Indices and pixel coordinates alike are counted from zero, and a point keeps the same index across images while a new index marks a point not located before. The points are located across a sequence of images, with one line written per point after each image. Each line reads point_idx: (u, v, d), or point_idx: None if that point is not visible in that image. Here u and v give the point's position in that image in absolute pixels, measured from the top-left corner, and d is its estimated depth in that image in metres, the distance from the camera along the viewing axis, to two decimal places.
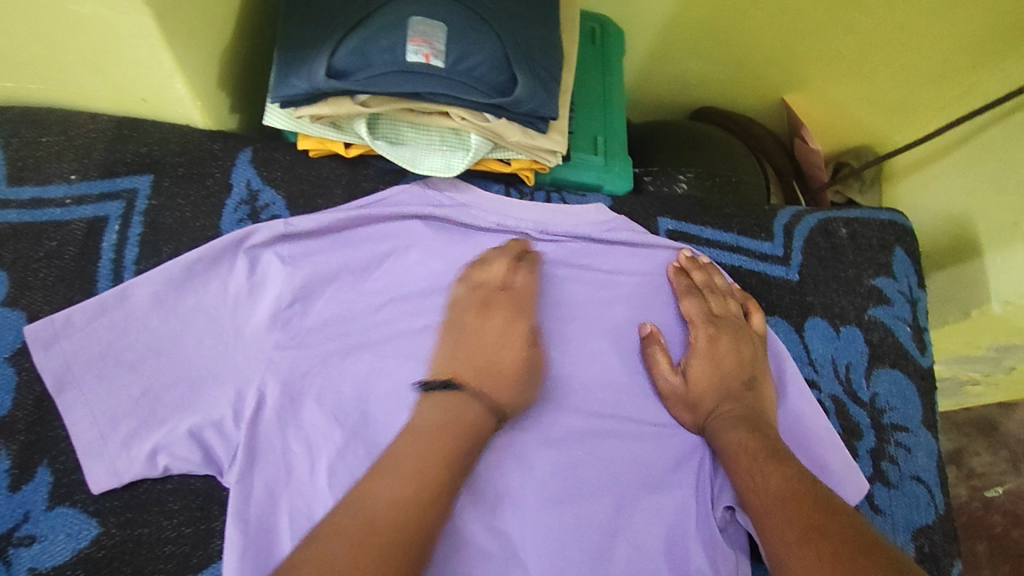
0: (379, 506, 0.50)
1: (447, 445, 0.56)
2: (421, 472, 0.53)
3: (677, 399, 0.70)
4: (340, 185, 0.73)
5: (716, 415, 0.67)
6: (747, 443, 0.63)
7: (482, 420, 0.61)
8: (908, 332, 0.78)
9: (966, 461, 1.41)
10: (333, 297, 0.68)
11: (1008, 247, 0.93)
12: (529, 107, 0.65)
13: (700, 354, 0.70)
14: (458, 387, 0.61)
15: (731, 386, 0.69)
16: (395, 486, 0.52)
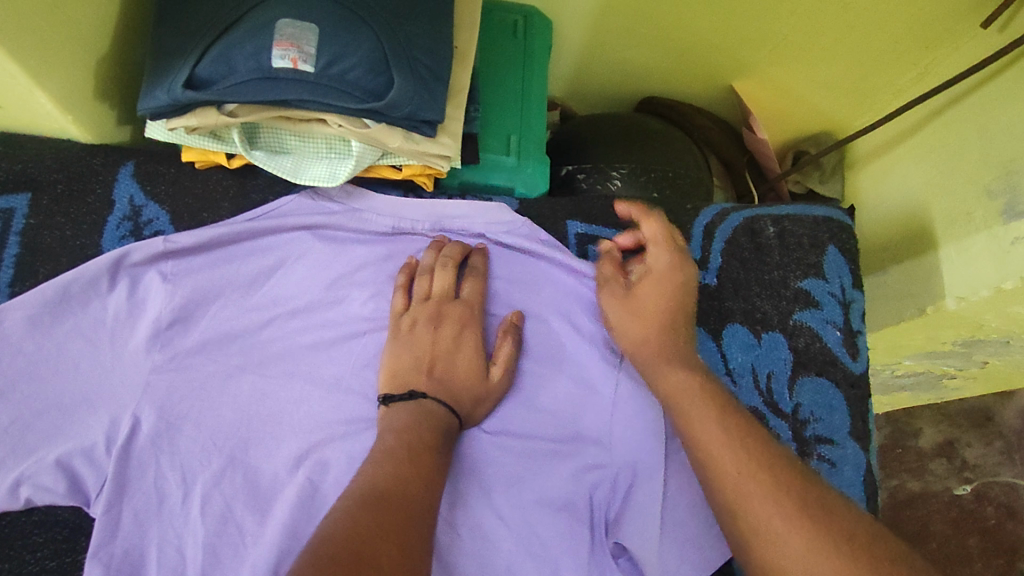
0: (382, 482, 0.52)
1: (422, 437, 0.58)
2: (412, 459, 0.55)
3: (617, 307, 0.65)
4: (227, 197, 0.70)
5: (659, 338, 0.62)
6: (690, 384, 0.58)
7: (451, 425, 0.61)
8: (837, 338, 0.73)
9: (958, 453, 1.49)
10: (214, 316, 0.66)
11: (961, 239, 0.88)
12: (408, 110, 0.61)
13: (654, 275, 0.65)
14: (424, 396, 0.61)
15: (675, 314, 0.63)
16: (385, 469, 0.54)
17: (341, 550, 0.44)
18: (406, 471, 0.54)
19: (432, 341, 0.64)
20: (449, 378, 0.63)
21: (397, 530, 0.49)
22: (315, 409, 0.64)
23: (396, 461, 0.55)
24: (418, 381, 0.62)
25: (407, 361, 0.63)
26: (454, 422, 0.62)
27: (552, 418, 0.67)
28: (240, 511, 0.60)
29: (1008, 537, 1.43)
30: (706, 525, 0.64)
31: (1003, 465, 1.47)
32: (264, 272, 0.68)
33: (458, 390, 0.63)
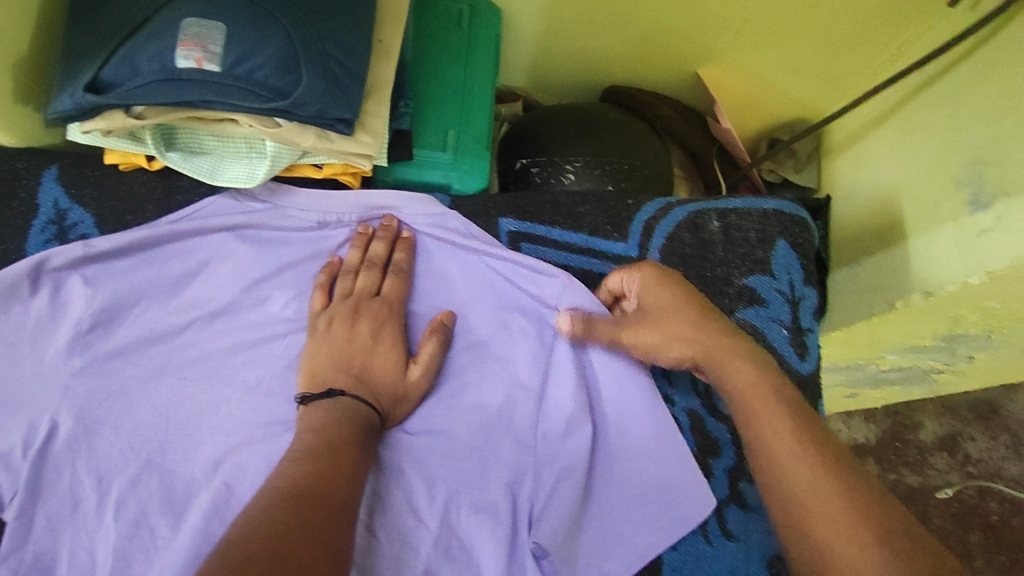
0: (303, 481, 0.52)
1: (344, 435, 0.57)
2: (335, 456, 0.55)
3: (653, 321, 0.61)
4: (152, 199, 0.69)
5: (704, 323, 0.59)
6: (758, 379, 0.57)
7: (374, 424, 0.60)
8: (783, 336, 0.70)
9: (962, 447, 1.46)
10: (136, 321, 0.66)
11: (928, 229, 0.84)
12: (317, 109, 0.60)
13: (650, 283, 0.62)
14: (341, 394, 0.60)
15: (698, 305, 0.60)
16: (308, 466, 0.53)
17: (263, 549, 0.44)
18: (327, 467, 0.54)
19: (347, 340, 0.63)
20: (369, 374, 0.62)
21: (320, 527, 0.48)
22: (234, 413, 0.64)
23: (318, 458, 0.54)
24: (338, 381, 0.61)
25: (325, 362, 0.62)
26: (376, 421, 0.60)
27: (475, 419, 0.65)
28: (154, 515, 0.59)
29: (1013, 534, 1.40)
30: (635, 522, 0.63)
31: (1008, 460, 1.45)
32: (188, 274, 0.67)
33: (375, 389, 0.62)
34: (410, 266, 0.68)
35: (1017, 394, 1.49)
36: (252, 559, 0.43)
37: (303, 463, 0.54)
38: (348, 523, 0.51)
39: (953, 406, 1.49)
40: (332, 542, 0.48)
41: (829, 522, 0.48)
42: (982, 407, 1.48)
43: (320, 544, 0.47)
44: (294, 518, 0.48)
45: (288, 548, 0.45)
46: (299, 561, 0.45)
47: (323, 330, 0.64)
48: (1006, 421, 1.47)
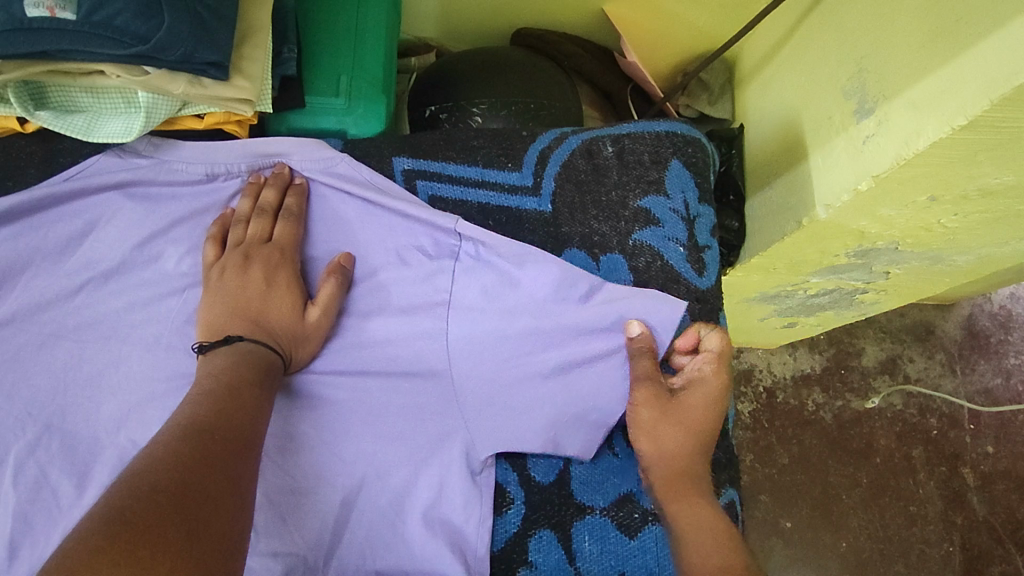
0: (203, 417, 0.52)
1: (245, 375, 0.57)
2: (234, 392, 0.55)
3: (654, 408, 0.62)
4: (34, 163, 0.66)
5: (691, 446, 0.61)
6: (711, 519, 0.58)
7: (276, 367, 0.61)
8: (679, 253, 0.72)
9: (902, 368, 1.52)
10: (25, 288, 0.65)
11: (826, 145, 0.86)
12: (182, 53, 0.59)
13: (699, 384, 0.63)
14: (238, 339, 0.60)
15: (699, 428, 0.62)
16: (204, 404, 0.54)
17: (167, 479, 0.45)
18: (231, 407, 0.54)
19: (240, 286, 0.63)
20: (265, 319, 0.62)
21: (219, 458, 0.49)
22: (133, 371, 0.63)
23: (217, 397, 0.54)
24: (235, 328, 0.61)
25: (220, 311, 0.62)
26: (278, 363, 0.61)
27: (395, 351, 0.67)
28: (55, 477, 0.60)
29: (951, 445, 1.48)
30: (553, 411, 0.65)
31: (944, 377, 1.52)
32: (75, 236, 0.66)
33: (270, 331, 0.62)
34: (302, 211, 0.68)
35: (950, 314, 1.56)
36: (158, 490, 0.44)
37: (200, 404, 0.54)
38: (251, 452, 0.52)
39: (893, 329, 1.54)
40: (236, 472, 0.49)
41: None
42: (920, 329, 1.55)
43: (223, 474, 0.48)
44: (196, 450, 0.49)
45: (190, 477, 0.46)
46: (202, 489, 0.46)
47: (219, 280, 0.64)
48: (941, 340, 1.53)
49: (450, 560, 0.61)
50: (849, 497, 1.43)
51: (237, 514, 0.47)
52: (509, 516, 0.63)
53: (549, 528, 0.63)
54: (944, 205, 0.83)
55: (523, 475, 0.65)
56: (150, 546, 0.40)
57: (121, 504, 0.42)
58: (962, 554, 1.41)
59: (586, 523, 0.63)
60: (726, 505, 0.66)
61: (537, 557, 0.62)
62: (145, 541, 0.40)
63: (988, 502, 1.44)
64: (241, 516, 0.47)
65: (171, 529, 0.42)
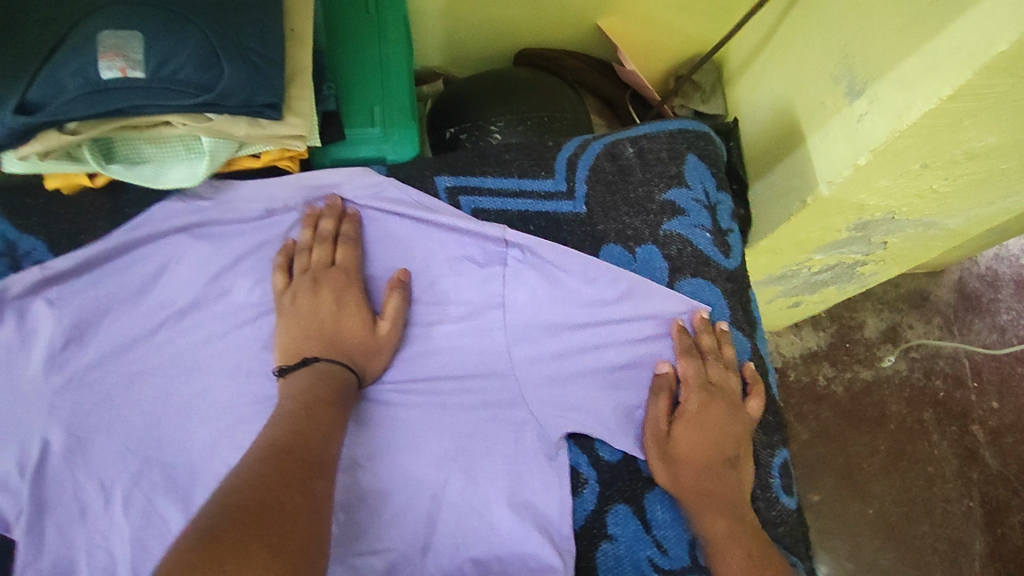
0: (284, 438, 0.57)
1: (318, 398, 0.62)
2: (309, 412, 0.60)
3: (655, 451, 0.68)
4: (102, 215, 0.71)
5: (708, 468, 0.66)
6: (732, 531, 0.63)
7: (349, 383, 0.65)
8: (707, 239, 0.78)
9: (903, 335, 1.60)
10: (107, 332, 0.68)
11: (821, 128, 0.93)
12: (243, 97, 0.64)
13: (688, 417, 0.68)
14: (316, 360, 0.65)
15: (713, 457, 0.66)
16: (282, 427, 0.58)
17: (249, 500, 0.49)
18: (306, 427, 0.58)
19: (312, 309, 0.67)
20: (338, 337, 0.67)
21: (295, 477, 0.53)
22: (219, 398, 0.67)
23: (293, 419, 0.59)
24: (314, 348, 0.66)
25: (296, 334, 0.67)
26: (353, 380, 0.66)
27: (459, 354, 0.73)
28: (161, 504, 0.63)
29: (958, 404, 1.55)
30: (608, 390, 0.72)
31: (943, 339, 1.59)
32: (150, 279, 0.70)
33: (345, 347, 0.67)
34: (358, 235, 0.73)
35: (941, 279, 1.64)
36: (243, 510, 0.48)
37: (279, 424, 0.59)
38: (325, 470, 0.56)
39: (891, 299, 1.62)
40: (312, 491, 0.53)
41: None
42: (915, 296, 1.63)
43: (301, 494, 0.52)
44: (276, 471, 0.53)
45: (270, 497, 0.50)
46: (281, 508, 0.50)
47: (290, 304, 0.68)
48: (936, 304, 1.61)
49: (540, 540, 0.65)
50: (870, 465, 1.48)
51: (318, 527, 0.51)
52: (586, 495, 0.69)
53: (623, 502, 0.68)
54: (935, 171, 0.91)
55: (593, 457, 0.70)
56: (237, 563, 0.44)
57: (210, 524, 0.47)
58: (982, 507, 1.47)
59: (657, 493, 0.69)
60: (780, 464, 0.74)
61: (616, 530, 0.67)
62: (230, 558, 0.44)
63: (1000, 455, 1.51)
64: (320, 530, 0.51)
65: (254, 548, 0.46)
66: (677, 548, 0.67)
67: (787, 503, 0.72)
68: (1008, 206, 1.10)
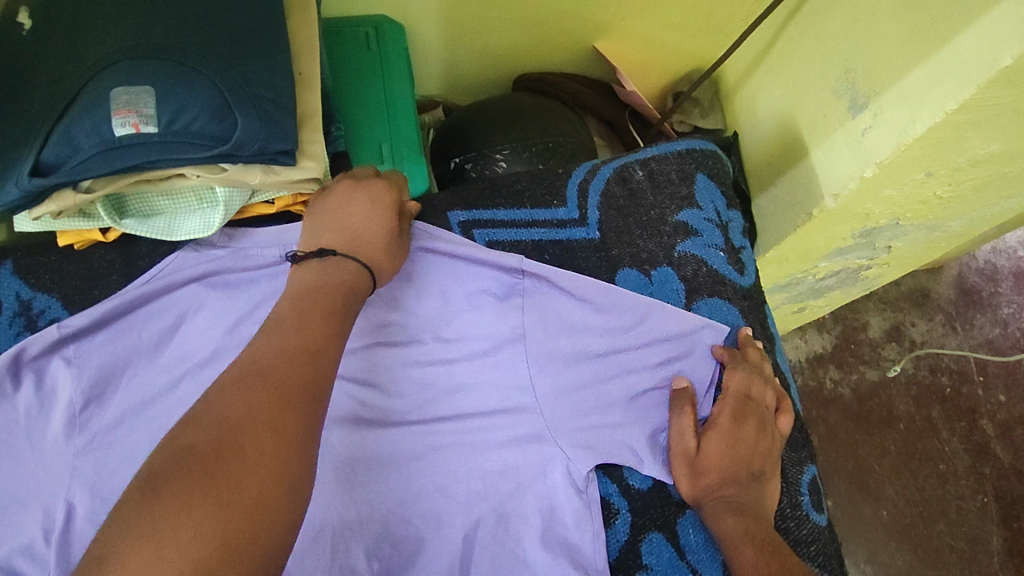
0: (292, 328, 0.56)
1: (312, 311, 0.58)
2: (300, 329, 0.56)
3: (683, 464, 0.68)
4: (115, 270, 0.70)
5: (735, 474, 0.66)
6: (749, 528, 0.61)
7: (364, 280, 0.64)
8: (721, 257, 0.79)
9: (907, 333, 1.61)
10: (128, 389, 0.67)
11: (824, 140, 0.94)
12: (257, 146, 0.63)
13: (719, 429, 0.68)
14: (332, 253, 0.63)
15: (743, 464, 0.66)
16: (273, 340, 0.54)
17: (207, 438, 0.45)
18: (310, 324, 0.57)
19: (335, 207, 0.67)
20: (354, 232, 0.66)
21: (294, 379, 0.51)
22: None
23: (285, 332, 0.55)
24: (330, 239, 0.65)
25: (317, 229, 0.66)
26: (369, 281, 0.64)
27: (483, 391, 0.72)
28: None
29: (965, 400, 1.55)
30: (635, 416, 0.71)
31: (947, 335, 1.60)
32: (167, 332, 0.69)
33: (358, 241, 0.66)
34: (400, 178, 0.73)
35: (940, 275, 1.65)
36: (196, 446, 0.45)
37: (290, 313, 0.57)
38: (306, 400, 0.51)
39: (893, 297, 1.63)
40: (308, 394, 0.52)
41: None
42: (916, 294, 1.64)
43: (270, 429, 0.48)
44: (249, 399, 0.49)
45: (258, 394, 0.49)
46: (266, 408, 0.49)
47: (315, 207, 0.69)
48: (937, 301, 1.62)
49: None
50: (882, 466, 1.48)
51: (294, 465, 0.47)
52: (618, 526, 0.68)
53: (657, 530, 0.68)
54: (939, 178, 0.91)
55: (623, 485, 0.70)
56: (177, 503, 0.42)
57: (199, 417, 0.47)
58: (997, 503, 1.47)
59: (689, 517, 0.68)
60: (809, 481, 0.72)
61: (651, 559, 0.66)
62: (173, 490, 0.42)
63: (1011, 449, 1.51)
64: (285, 470, 0.46)
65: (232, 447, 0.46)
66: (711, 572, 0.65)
67: (818, 520, 0.71)
68: (1010, 204, 1.11)
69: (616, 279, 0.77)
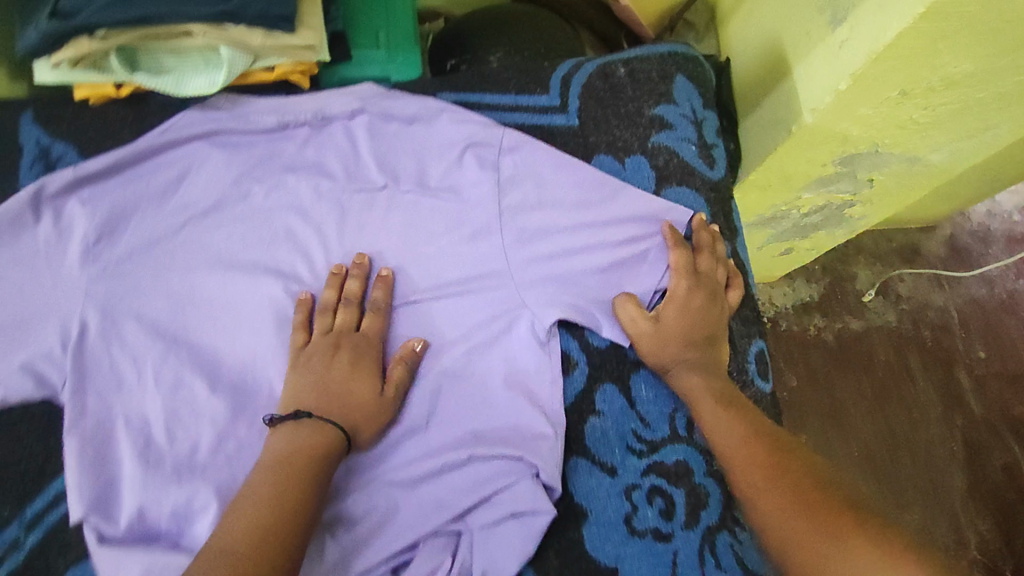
0: (265, 493, 0.58)
1: (285, 490, 0.58)
2: (272, 499, 0.57)
3: (646, 338, 0.73)
4: (127, 124, 0.76)
5: (689, 340, 0.73)
6: (705, 385, 0.71)
7: (338, 447, 0.63)
8: (693, 151, 0.85)
9: (893, 288, 1.64)
10: (141, 229, 0.73)
11: (806, 58, 0.98)
12: (260, 8, 0.69)
13: (673, 303, 0.74)
14: (306, 416, 0.63)
15: (696, 331, 0.74)
16: (245, 516, 0.56)
17: None
18: (281, 488, 0.58)
19: (325, 368, 0.67)
20: (341, 398, 0.66)
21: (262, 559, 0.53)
22: (238, 293, 0.73)
23: (258, 509, 0.57)
24: (310, 401, 0.65)
25: (301, 385, 0.66)
26: (342, 443, 0.63)
27: (458, 258, 0.76)
28: (190, 377, 0.69)
29: (944, 351, 1.59)
30: (602, 289, 0.76)
31: (931, 289, 1.65)
32: (173, 183, 0.75)
33: (344, 406, 0.66)
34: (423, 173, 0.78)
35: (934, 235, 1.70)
36: None
37: (262, 479, 0.59)
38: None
39: (886, 252, 1.68)
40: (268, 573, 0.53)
41: (762, 488, 0.60)
42: (907, 251, 1.68)
43: None
44: None
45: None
46: None
47: (300, 361, 0.68)
48: (928, 259, 1.67)
49: (532, 413, 0.70)
50: (856, 409, 1.52)
51: None
52: (575, 376, 0.75)
53: (610, 382, 0.75)
54: (913, 99, 0.95)
55: (583, 342, 0.76)
56: None
57: None
58: (964, 450, 1.50)
59: (642, 375, 0.76)
60: (755, 352, 0.80)
61: (604, 406, 0.74)
62: None
63: (984, 401, 1.54)
64: None
65: None
66: (659, 422, 0.74)
67: (762, 386, 0.78)
68: (990, 139, 1.13)
69: (592, 162, 0.82)
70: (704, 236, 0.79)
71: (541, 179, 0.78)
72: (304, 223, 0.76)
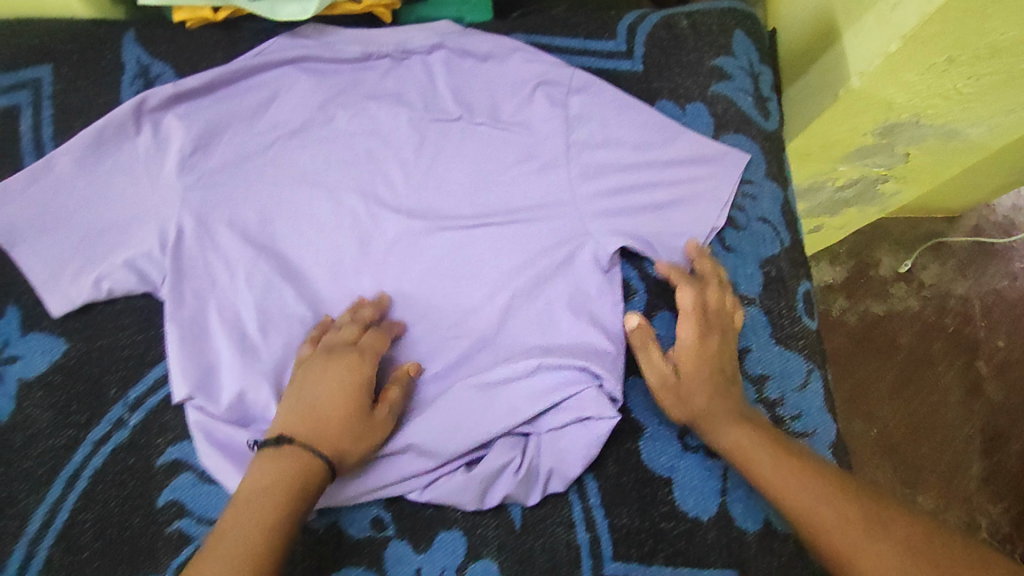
0: (250, 521, 0.59)
1: (268, 516, 0.60)
2: (255, 524, 0.59)
3: (668, 390, 0.73)
4: (220, 47, 0.81)
5: (711, 380, 0.72)
6: (747, 435, 0.69)
7: (319, 473, 0.64)
8: (749, 102, 0.88)
9: (916, 275, 1.67)
10: (233, 145, 0.78)
11: (856, 24, 1.02)
12: None
13: (686, 350, 0.73)
14: (287, 441, 0.64)
15: (715, 374, 0.73)
16: (231, 539, 0.58)
17: None
18: (267, 514, 0.60)
19: (314, 389, 0.68)
20: (325, 419, 0.66)
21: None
22: (320, 210, 0.78)
23: (243, 532, 0.59)
24: (296, 428, 0.66)
25: (288, 411, 0.67)
26: (323, 471, 0.64)
27: (528, 188, 0.80)
28: (280, 282, 0.75)
29: (967, 340, 1.61)
30: (662, 225, 0.80)
31: (951, 279, 1.66)
32: (262, 103, 0.79)
33: (334, 435, 0.66)
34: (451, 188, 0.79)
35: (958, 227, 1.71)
36: None
37: (248, 506, 0.61)
38: None
39: (912, 240, 1.69)
40: None
41: (830, 527, 0.60)
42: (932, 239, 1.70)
43: None
44: None
45: None
46: None
47: (292, 386, 0.69)
48: (951, 249, 1.68)
49: (595, 334, 0.74)
50: (878, 388, 1.55)
51: None
52: (635, 302, 0.81)
53: (667, 309, 0.81)
54: (959, 66, 0.98)
55: (641, 271, 0.82)
56: None
57: None
58: (983, 436, 1.52)
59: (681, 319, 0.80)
60: (801, 292, 0.86)
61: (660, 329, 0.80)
62: None
63: (1005, 390, 1.55)
64: None
65: None
66: None
67: (808, 323, 0.85)
68: None
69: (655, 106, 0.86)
70: (705, 266, 0.78)
71: (607, 119, 0.82)
72: (382, 149, 0.80)
